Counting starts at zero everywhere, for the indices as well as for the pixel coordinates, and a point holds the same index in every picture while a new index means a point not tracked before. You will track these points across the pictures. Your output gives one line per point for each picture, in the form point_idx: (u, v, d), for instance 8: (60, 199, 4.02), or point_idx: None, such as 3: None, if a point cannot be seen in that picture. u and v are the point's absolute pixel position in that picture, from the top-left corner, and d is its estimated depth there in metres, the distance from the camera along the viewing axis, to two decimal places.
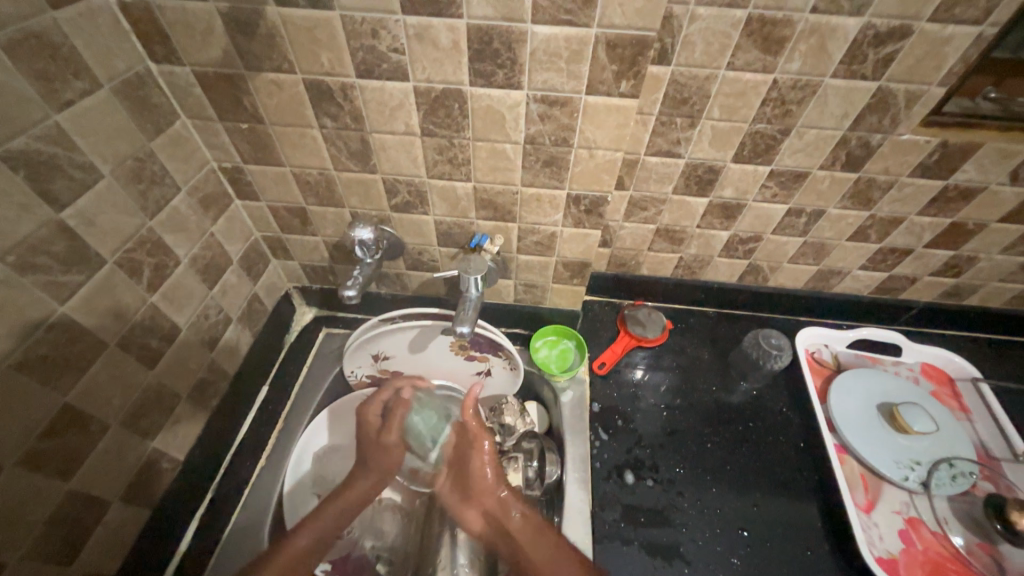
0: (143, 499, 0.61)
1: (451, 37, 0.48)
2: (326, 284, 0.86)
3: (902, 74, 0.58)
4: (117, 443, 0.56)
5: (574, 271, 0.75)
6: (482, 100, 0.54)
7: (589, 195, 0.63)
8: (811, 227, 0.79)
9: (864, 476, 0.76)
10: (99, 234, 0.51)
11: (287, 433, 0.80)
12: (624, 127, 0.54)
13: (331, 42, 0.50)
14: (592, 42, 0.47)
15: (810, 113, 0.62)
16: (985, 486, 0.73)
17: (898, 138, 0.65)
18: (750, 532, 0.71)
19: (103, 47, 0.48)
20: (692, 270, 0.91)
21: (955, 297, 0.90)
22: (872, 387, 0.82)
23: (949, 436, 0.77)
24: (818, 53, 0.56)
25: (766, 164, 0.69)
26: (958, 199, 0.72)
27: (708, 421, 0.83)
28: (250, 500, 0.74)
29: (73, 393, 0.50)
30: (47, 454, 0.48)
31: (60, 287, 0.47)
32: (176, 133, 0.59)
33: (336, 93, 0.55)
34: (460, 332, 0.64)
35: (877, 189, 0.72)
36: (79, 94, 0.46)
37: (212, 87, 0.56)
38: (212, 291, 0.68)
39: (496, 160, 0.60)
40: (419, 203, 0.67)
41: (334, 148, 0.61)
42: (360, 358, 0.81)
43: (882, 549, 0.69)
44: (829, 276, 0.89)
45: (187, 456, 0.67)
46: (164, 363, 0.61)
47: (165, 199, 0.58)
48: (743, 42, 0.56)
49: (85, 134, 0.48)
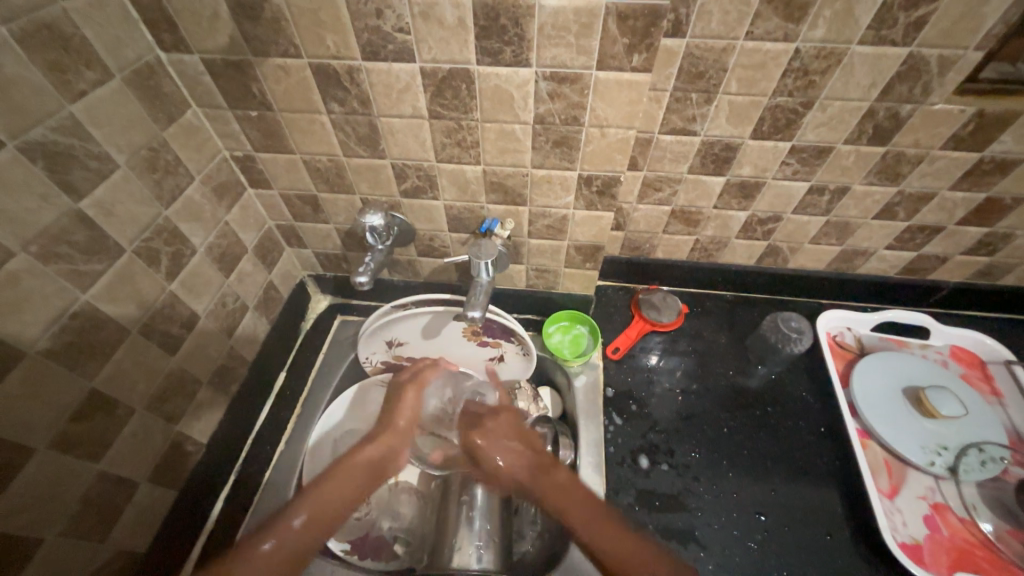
0: (170, 480, 0.63)
1: (456, 14, 0.47)
2: (339, 272, 0.87)
3: (935, 38, 0.54)
4: (142, 426, 0.58)
5: (586, 255, 0.74)
6: (490, 80, 0.52)
7: (601, 176, 0.61)
8: (834, 205, 0.76)
9: (888, 461, 0.74)
10: (118, 224, 0.52)
11: (305, 417, 0.82)
12: (637, 103, 0.52)
13: (336, 24, 0.49)
14: (602, 13, 0.46)
15: (835, 84, 0.59)
16: (1017, 471, 0.71)
17: (930, 108, 0.61)
18: (767, 517, 0.70)
19: (112, 37, 0.48)
20: (709, 253, 0.89)
21: (988, 277, 0.86)
22: (898, 371, 0.79)
23: (979, 420, 0.74)
24: (844, 19, 0.53)
25: (787, 139, 0.67)
26: (994, 173, 0.68)
27: (725, 406, 0.81)
28: (271, 483, 0.75)
29: (99, 378, 0.51)
30: (77, 436, 0.50)
31: (82, 276, 0.48)
32: (188, 122, 0.59)
33: (343, 77, 0.54)
34: (472, 317, 0.64)
35: (906, 163, 0.68)
36: (91, 84, 0.47)
37: (221, 75, 0.56)
38: (228, 279, 0.69)
39: (506, 142, 0.59)
40: (428, 187, 0.66)
41: (342, 133, 0.61)
42: (375, 345, 0.82)
43: (905, 535, 0.67)
44: (853, 257, 0.85)
45: (210, 440, 0.69)
46: (185, 349, 0.63)
47: (179, 188, 0.59)
48: (763, 10, 0.53)
49: (99, 125, 0.48)
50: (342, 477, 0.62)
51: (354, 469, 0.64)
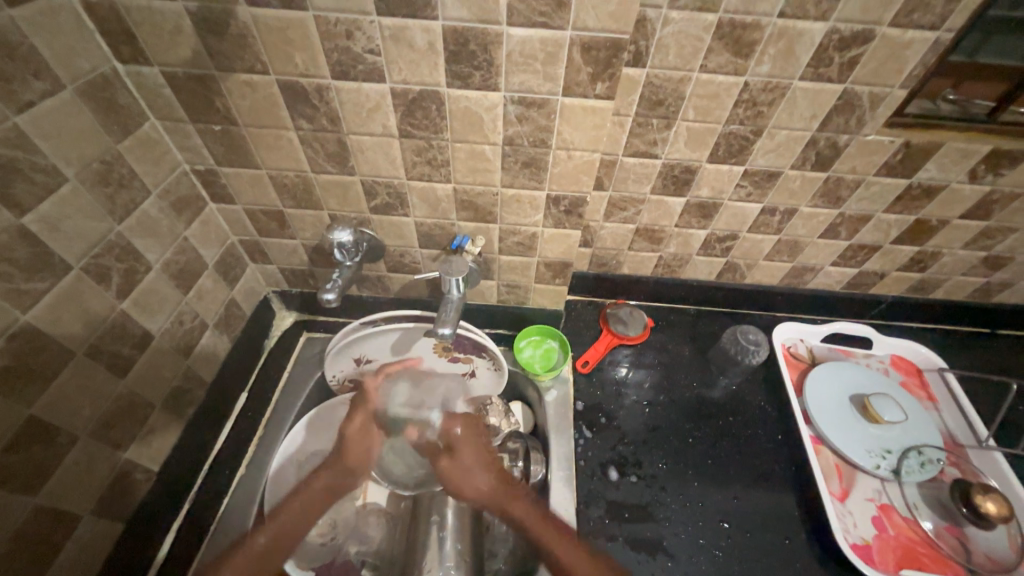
0: (116, 512, 0.59)
1: (427, 38, 0.48)
2: (306, 288, 0.85)
3: (866, 77, 0.60)
4: (86, 455, 0.54)
5: (556, 271, 0.76)
6: (460, 102, 0.54)
7: (568, 196, 0.63)
8: (784, 225, 0.81)
9: (839, 466, 0.78)
10: (64, 240, 0.49)
11: (268, 438, 0.79)
12: (601, 128, 0.55)
13: (304, 42, 0.49)
14: (567, 44, 0.48)
15: (781, 115, 0.64)
16: (952, 471, 0.77)
17: (864, 138, 0.67)
18: (731, 524, 0.72)
19: (65, 46, 0.47)
20: (672, 269, 0.92)
21: (921, 291, 0.93)
22: (846, 380, 0.85)
23: (918, 425, 0.80)
24: (786, 57, 0.58)
25: (740, 163, 0.71)
26: (921, 197, 0.74)
27: (689, 416, 0.84)
28: (230, 508, 0.72)
29: (39, 404, 0.48)
30: (12, 468, 0.46)
31: (22, 295, 0.45)
32: (145, 135, 0.57)
33: (311, 94, 0.54)
34: (443, 334, 0.64)
35: (846, 187, 0.74)
36: (39, 94, 0.45)
37: (183, 88, 0.55)
38: (186, 296, 0.67)
39: (475, 162, 0.60)
40: (398, 204, 0.67)
41: (310, 149, 0.60)
42: (342, 363, 0.80)
43: (856, 536, 0.71)
44: (803, 273, 0.91)
45: (162, 467, 0.65)
46: (136, 371, 0.59)
47: (134, 202, 0.57)
48: (715, 46, 0.57)
49: (46, 136, 0.46)
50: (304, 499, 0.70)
51: (313, 490, 0.71)
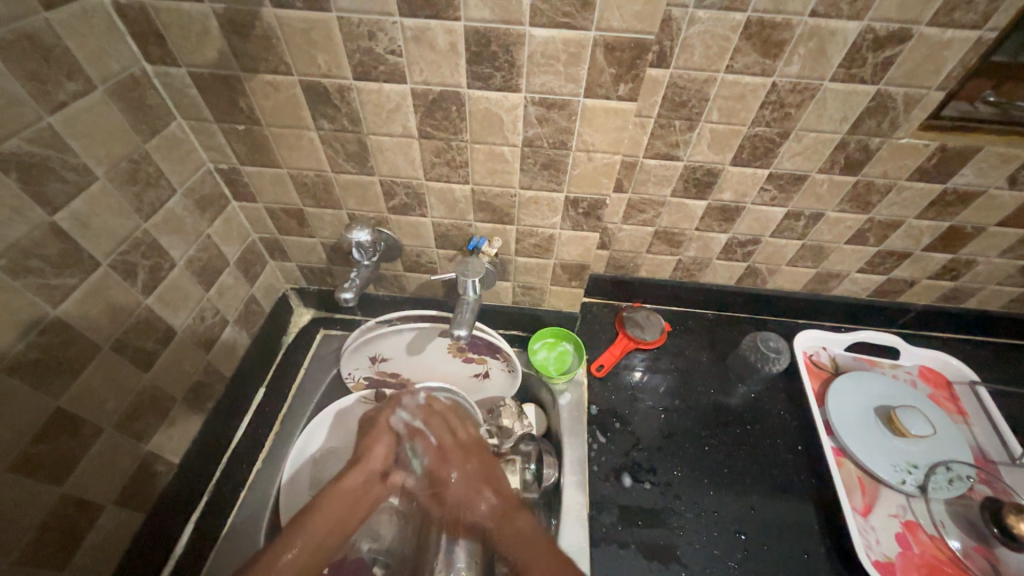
0: (138, 502, 0.60)
1: (448, 39, 0.48)
2: (323, 286, 0.85)
3: (901, 77, 0.58)
4: (110, 446, 0.55)
5: (572, 274, 0.75)
6: (480, 103, 0.53)
7: (588, 198, 0.62)
8: (809, 230, 0.79)
9: (861, 479, 0.75)
10: (93, 237, 0.50)
11: (284, 435, 0.81)
12: (622, 130, 0.54)
13: (327, 44, 0.49)
14: (590, 44, 0.47)
15: (809, 116, 0.62)
16: (983, 489, 0.73)
17: (897, 141, 0.64)
18: (748, 536, 0.71)
19: (96, 48, 0.48)
20: (691, 273, 0.91)
21: (953, 300, 0.90)
22: (870, 391, 0.82)
23: (947, 439, 0.77)
24: (817, 57, 0.56)
25: (765, 166, 0.69)
26: (956, 203, 0.71)
27: (706, 424, 0.82)
28: (247, 501, 0.74)
29: (66, 396, 0.49)
30: (40, 458, 0.47)
31: (54, 290, 0.47)
32: (172, 134, 0.58)
33: (333, 95, 0.54)
34: (458, 335, 0.64)
35: (875, 192, 0.72)
36: (72, 95, 0.46)
37: (208, 88, 0.55)
38: (208, 293, 0.68)
39: (494, 163, 0.60)
40: (416, 205, 0.67)
41: (331, 149, 0.61)
42: (358, 360, 0.81)
43: (879, 553, 0.69)
44: (828, 279, 0.88)
45: (182, 459, 0.67)
46: (159, 366, 0.61)
47: (160, 200, 0.58)
48: (742, 46, 0.56)
49: (78, 135, 0.47)
50: (333, 503, 0.66)
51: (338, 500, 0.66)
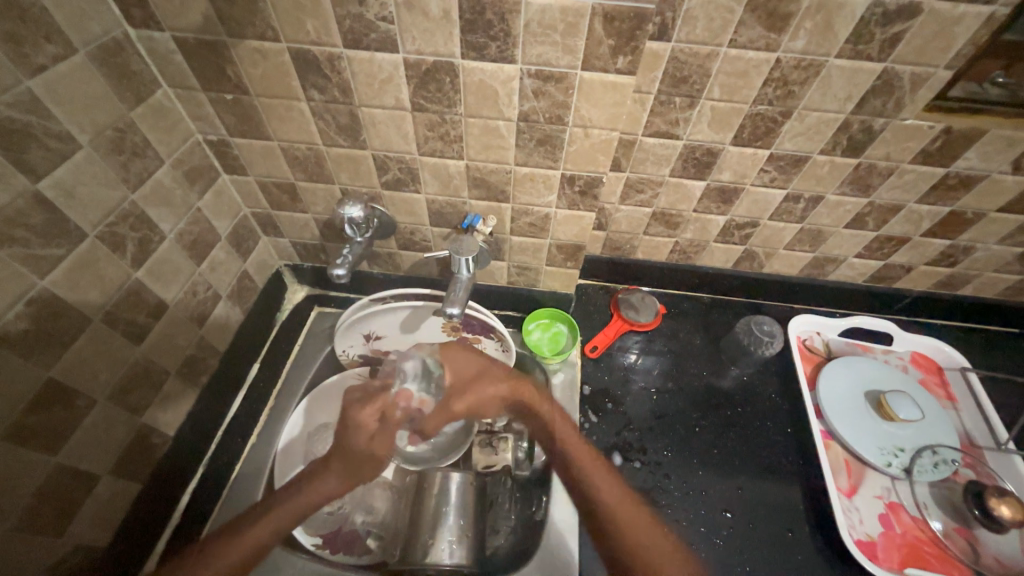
0: (134, 472, 0.61)
1: (441, 6, 0.46)
2: (317, 262, 0.85)
3: (909, 55, 0.56)
4: (104, 417, 0.56)
5: (568, 254, 0.75)
6: (474, 74, 0.52)
7: (584, 176, 0.61)
8: (808, 213, 0.78)
9: (848, 461, 0.77)
10: (80, 207, 0.49)
11: (277, 410, 0.81)
12: (620, 105, 0.53)
13: (316, 9, 0.48)
14: (588, 14, 0.46)
15: (812, 95, 0.61)
16: (967, 473, 0.75)
17: (902, 122, 0.63)
18: (733, 514, 0.72)
19: (76, 9, 0.46)
20: (687, 255, 0.90)
21: (949, 287, 0.90)
22: (862, 376, 0.83)
23: (934, 423, 0.78)
24: (823, 32, 0.54)
25: (766, 147, 0.68)
26: (958, 187, 0.70)
27: (697, 405, 0.83)
28: (240, 476, 0.74)
29: (57, 368, 0.49)
30: (32, 427, 0.47)
31: (39, 260, 0.46)
32: (158, 103, 0.57)
33: (324, 64, 0.53)
34: (450, 314, 0.64)
35: (877, 176, 0.70)
36: (52, 58, 0.44)
37: (194, 55, 0.54)
38: (200, 267, 0.67)
39: (489, 138, 0.58)
40: (410, 180, 0.65)
41: (322, 121, 0.59)
42: (353, 337, 0.82)
43: (861, 533, 0.70)
44: (824, 264, 0.88)
45: (177, 432, 0.67)
46: (151, 339, 0.61)
47: (148, 171, 0.57)
48: (746, 18, 0.54)
49: (60, 102, 0.46)
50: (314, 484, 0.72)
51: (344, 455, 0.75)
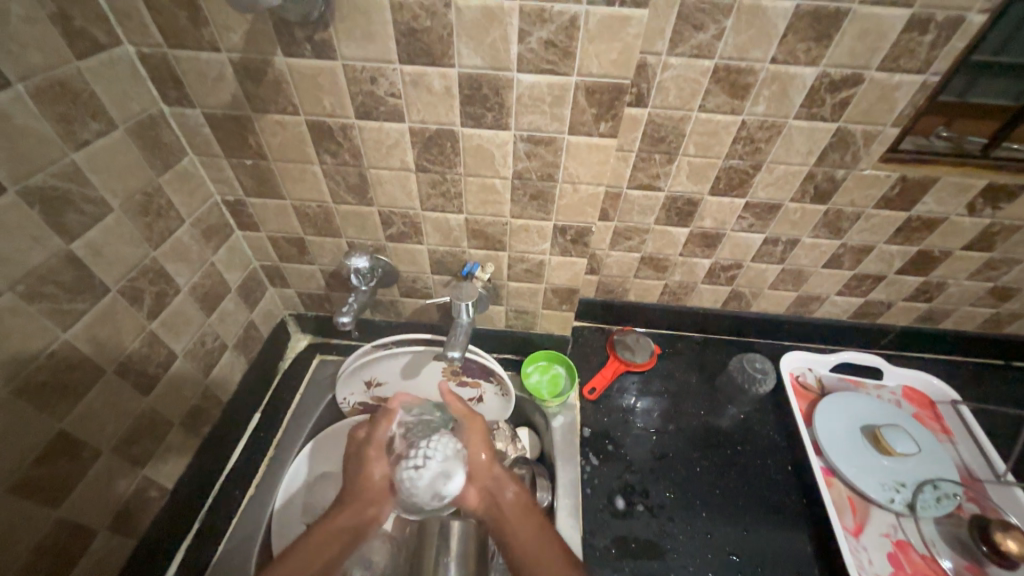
0: (130, 528, 0.60)
1: (443, 83, 0.53)
2: (321, 311, 0.88)
3: (858, 116, 0.63)
4: (107, 469, 0.56)
5: (563, 298, 0.78)
6: (473, 140, 0.58)
7: (575, 226, 0.66)
8: (787, 255, 0.83)
9: (852, 499, 0.77)
10: (105, 264, 0.53)
11: (278, 460, 0.80)
12: (604, 163, 0.58)
13: (332, 87, 0.54)
14: (572, 88, 0.52)
15: (778, 151, 0.67)
16: (971, 507, 0.75)
17: (861, 172, 0.69)
18: (740, 558, 0.71)
19: (120, 92, 0.52)
20: (677, 297, 0.94)
21: (929, 322, 0.93)
22: (856, 411, 0.84)
23: (932, 457, 0.79)
24: (780, 98, 0.61)
25: (741, 196, 0.74)
26: (922, 228, 0.76)
27: (697, 445, 0.84)
28: (236, 531, 0.72)
29: (69, 420, 0.51)
30: (39, 480, 0.48)
31: (64, 315, 0.49)
32: (184, 169, 0.62)
33: (336, 132, 0.59)
34: (451, 357, 0.66)
35: (845, 220, 0.76)
36: (95, 134, 0.50)
37: (219, 127, 0.60)
38: (210, 318, 0.70)
39: (486, 194, 0.64)
40: (413, 233, 0.70)
41: (332, 182, 0.64)
42: (354, 385, 0.83)
43: (872, 574, 0.69)
44: (809, 302, 0.92)
45: (175, 485, 0.67)
46: (158, 390, 0.62)
47: (169, 230, 0.61)
48: (712, 88, 0.61)
49: (97, 171, 0.51)
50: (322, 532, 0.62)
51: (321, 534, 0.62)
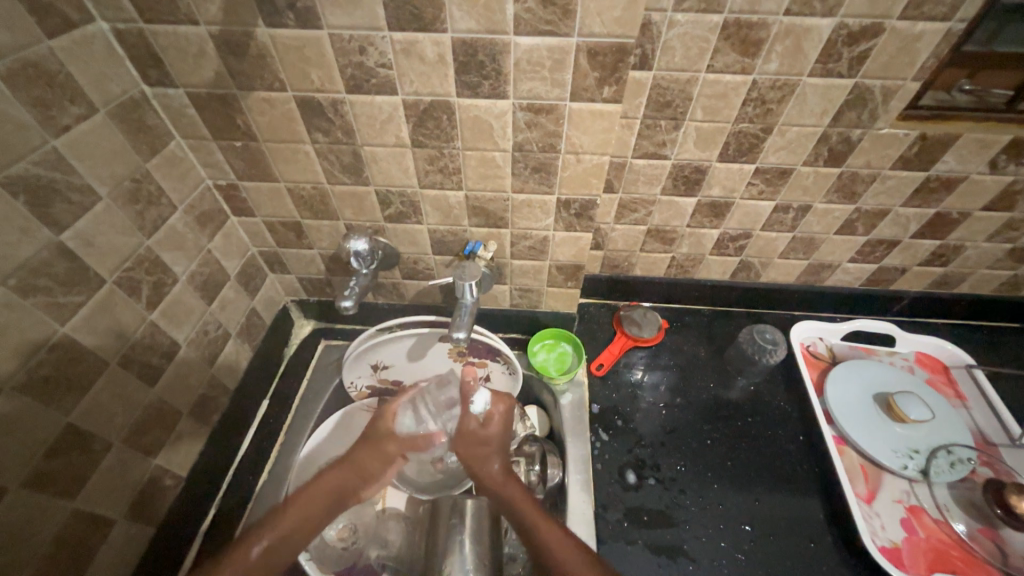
0: (146, 516, 0.61)
1: (436, 50, 0.50)
2: (323, 296, 0.86)
3: (877, 70, 0.59)
4: (120, 460, 0.56)
5: (568, 274, 0.76)
6: (470, 111, 0.55)
7: (579, 199, 0.64)
8: (799, 222, 0.80)
9: (864, 466, 0.76)
10: (99, 255, 0.51)
11: (289, 445, 0.80)
12: (608, 131, 0.56)
13: (319, 60, 0.51)
14: (573, 50, 0.49)
15: (790, 111, 0.64)
16: (985, 471, 0.74)
17: (878, 132, 0.66)
18: (753, 527, 0.71)
19: (98, 73, 0.49)
20: (685, 269, 0.92)
21: (944, 286, 0.91)
22: (869, 379, 0.83)
23: (946, 423, 0.78)
24: (794, 53, 0.58)
25: (751, 161, 0.71)
26: (940, 189, 0.73)
27: (707, 417, 0.83)
28: (252, 514, 0.73)
29: (75, 412, 0.50)
30: (51, 473, 0.48)
31: (61, 308, 0.48)
32: (172, 153, 0.60)
33: (327, 109, 0.56)
34: (456, 339, 0.66)
35: (861, 183, 0.73)
36: (75, 118, 0.47)
37: (205, 108, 0.57)
38: (210, 307, 0.69)
39: (486, 169, 0.61)
40: (412, 212, 0.68)
41: (327, 161, 0.62)
42: (360, 368, 0.82)
43: (885, 539, 0.69)
44: (820, 270, 0.90)
45: (189, 473, 0.67)
46: (163, 381, 0.62)
47: (162, 218, 0.59)
48: (721, 46, 0.58)
49: (82, 158, 0.49)
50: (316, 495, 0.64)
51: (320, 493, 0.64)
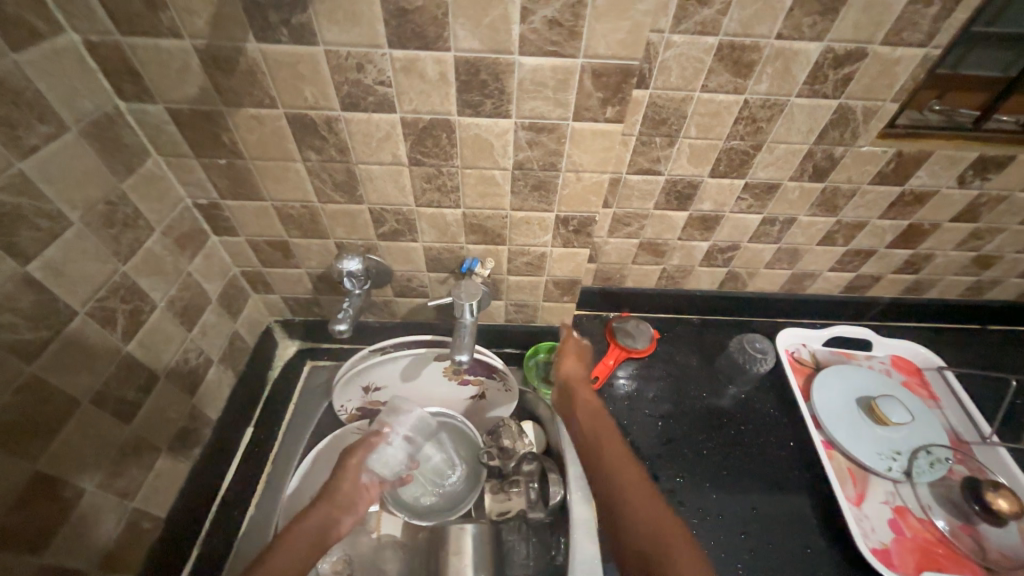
0: (122, 564, 0.56)
1: (438, 69, 0.48)
2: (310, 316, 0.83)
3: (859, 92, 0.62)
4: (94, 507, 0.51)
5: (565, 289, 0.76)
6: (471, 129, 0.54)
7: (578, 216, 0.64)
8: (784, 234, 0.83)
9: (852, 470, 0.79)
10: (70, 285, 0.47)
11: (277, 474, 0.76)
12: (610, 150, 0.56)
13: (314, 76, 0.49)
14: (578, 71, 0.49)
15: (779, 130, 0.66)
16: (961, 469, 0.77)
17: (859, 149, 0.69)
18: (751, 536, 0.72)
19: (68, 88, 0.46)
20: (675, 280, 0.93)
21: (915, 292, 0.96)
22: (850, 384, 0.86)
23: (924, 424, 0.81)
24: (783, 75, 0.60)
25: (740, 177, 0.73)
26: (914, 202, 0.77)
27: (701, 427, 0.84)
28: (240, 550, 0.69)
29: (45, 458, 0.46)
30: (18, 528, 0.44)
31: (28, 345, 0.44)
32: (149, 172, 0.56)
33: (321, 126, 0.54)
34: (460, 360, 0.64)
35: (842, 197, 0.76)
36: (44, 138, 0.44)
37: (187, 125, 0.54)
38: (191, 333, 0.65)
39: (485, 187, 0.60)
40: (407, 231, 0.66)
41: (318, 180, 0.60)
42: (351, 392, 0.79)
43: (875, 540, 0.72)
44: (803, 279, 0.93)
45: (169, 512, 0.63)
46: (141, 416, 0.57)
47: (139, 241, 0.55)
48: (715, 67, 0.59)
49: (52, 181, 0.45)
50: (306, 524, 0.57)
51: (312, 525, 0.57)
